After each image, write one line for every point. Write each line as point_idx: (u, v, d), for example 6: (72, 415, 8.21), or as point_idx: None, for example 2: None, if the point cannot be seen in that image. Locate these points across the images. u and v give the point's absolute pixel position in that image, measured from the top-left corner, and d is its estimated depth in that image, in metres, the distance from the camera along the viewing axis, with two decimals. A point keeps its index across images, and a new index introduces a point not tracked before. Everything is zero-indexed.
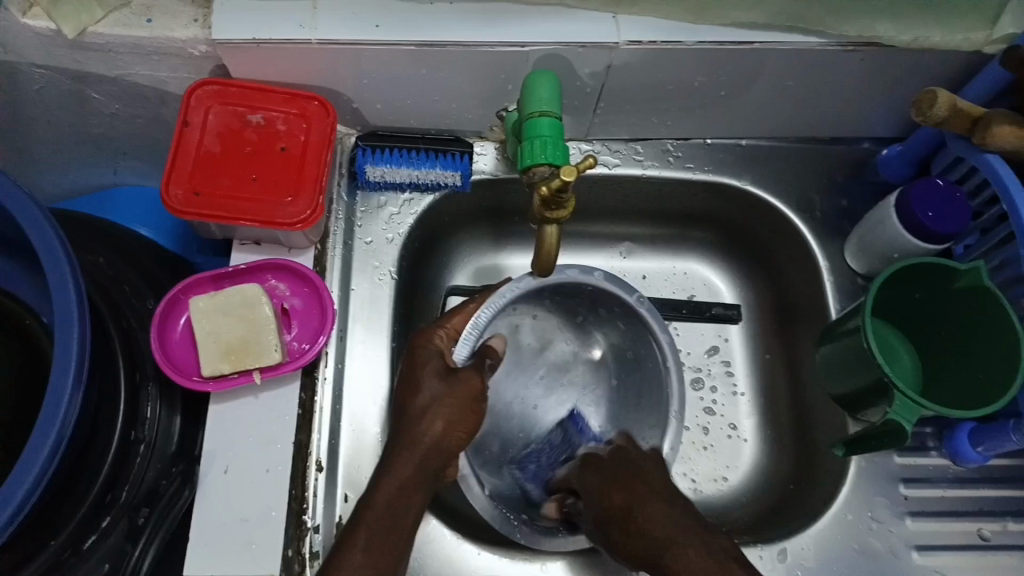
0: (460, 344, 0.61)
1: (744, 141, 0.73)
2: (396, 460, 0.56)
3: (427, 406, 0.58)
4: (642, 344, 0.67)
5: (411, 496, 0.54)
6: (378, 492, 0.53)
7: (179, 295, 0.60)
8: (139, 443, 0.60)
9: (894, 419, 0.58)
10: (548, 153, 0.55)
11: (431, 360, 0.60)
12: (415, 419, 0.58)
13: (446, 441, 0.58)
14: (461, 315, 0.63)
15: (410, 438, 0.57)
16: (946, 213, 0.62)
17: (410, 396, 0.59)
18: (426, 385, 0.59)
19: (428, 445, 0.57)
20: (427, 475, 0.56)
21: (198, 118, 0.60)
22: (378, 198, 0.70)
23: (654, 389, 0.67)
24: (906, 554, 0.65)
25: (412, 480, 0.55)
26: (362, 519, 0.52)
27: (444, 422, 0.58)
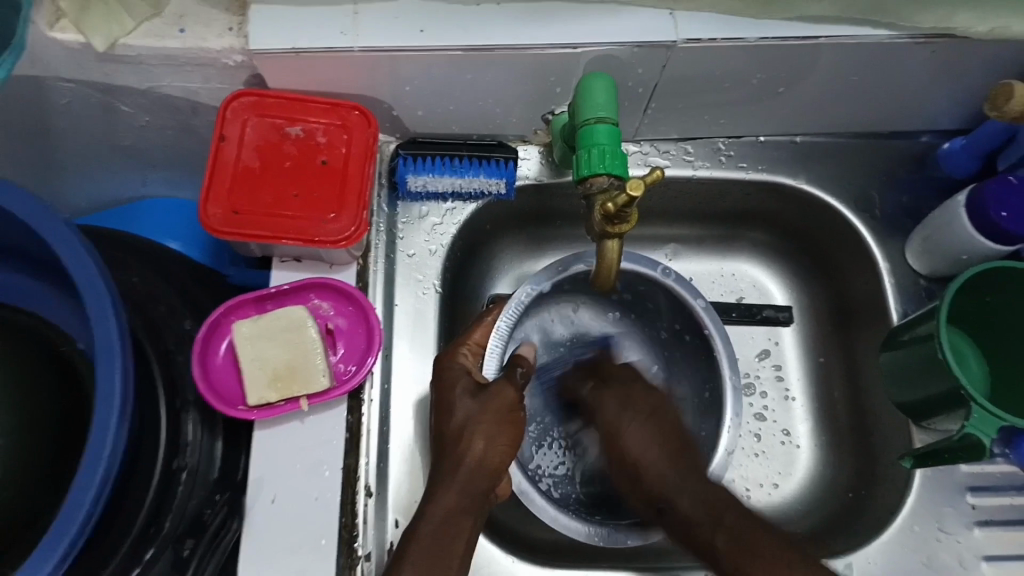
0: (487, 362, 0.59)
1: (798, 137, 0.70)
2: (438, 489, 0.52)
3: (462, 427, 0.55)
4: (680, 322, 0.65)
5: (457, 524, 0.51)
6: (424, 519, 0.51)
7: (221, 318, 0.58)
8: (182, 471, 0.58)
9: (970, 433, 0.55)
10: (607, 163, 0.52)
11: (460, 380, 0.58)
12: (452, 443, 0.55)
13: (490, 459, 0.54)
14: (484, 326, 0.62)
15: (451, 464, 0.54)
16: (1023, 212, 0.59)
17: (444, 421, 0.56)
18: (460, 405, 0.56)
19: (472, 464, 0.53)
20: (474, 501, 0.52)
21: (234, 132, 0.58)
22: (420, 208, 0.68)
23: (701, 368, 0.65)
24: (976, 566, 0.61)
25: (459, 507, 0.52)
26: (406, 554, 0.49)
27: (483, 440, 0.54)
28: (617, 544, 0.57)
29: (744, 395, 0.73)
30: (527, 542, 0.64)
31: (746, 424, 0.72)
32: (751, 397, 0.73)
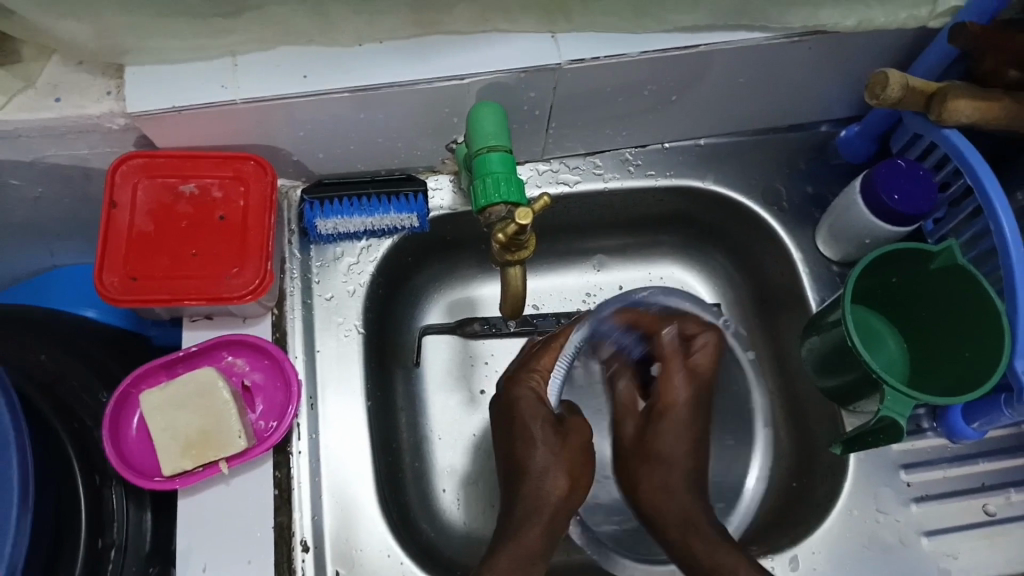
0: (552, 389, 0.53)
1: (702, 140, 0.72)
2: (520, 531, 0.51)
3: (545, 467, 0.51)
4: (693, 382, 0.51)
5: (534, 564, 0.51)
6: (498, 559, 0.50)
7: (129, 390, 0.56)
8: (110, 548, 0.57)
9: (887, 415, 0.56)
10: (502, 191, 0.52)
11: (535, 414, 0.53)
12: (533, 484, 0.52)
13: (573, 497, 0.51)
14: (551, 350, 0.55)
15: (534, 501, 0.51)
16: (913, 195, 0.60)
17: (523, 458, 0.53)
18: (540, 440, 0.52)
19: (553, 509, 0.51)
20: (557, 535, 0.51)
21: (125, 197, 0.57)
22: (334, 249, 0.67)
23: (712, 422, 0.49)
24: (916, 542, 0.62)
25: (540, 545, 0.51)
26: None
27: (568, 479, 0.51)
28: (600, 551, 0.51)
29: None
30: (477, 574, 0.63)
31: None
32: None
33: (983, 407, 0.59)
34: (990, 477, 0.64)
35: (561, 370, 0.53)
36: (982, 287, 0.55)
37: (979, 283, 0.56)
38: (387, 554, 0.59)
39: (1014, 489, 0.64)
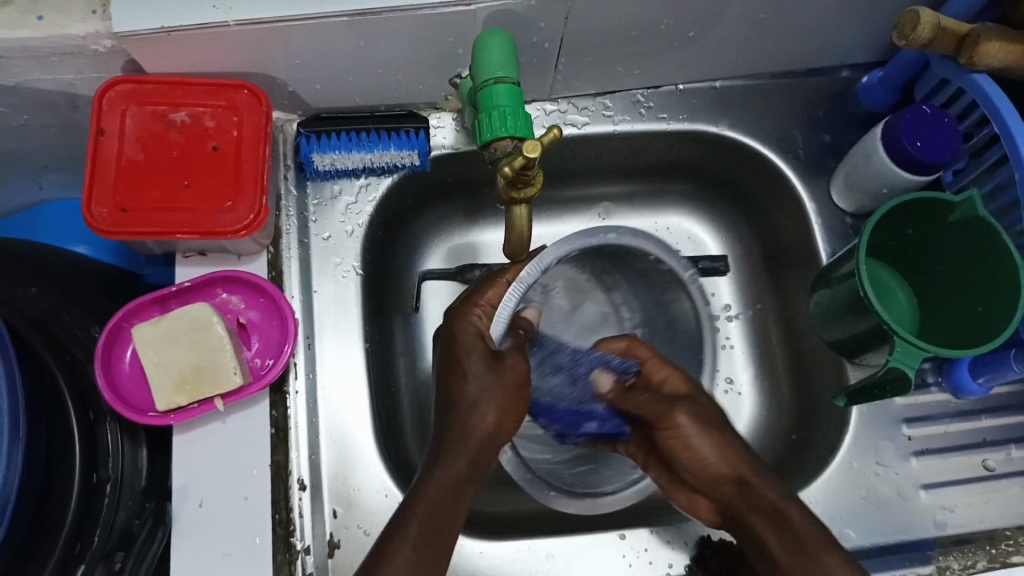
0: (496, 325, 0.51)
1: (718, 83, 0.68)
2: (447, 456, 0.48)
3: (478, 398, 0.49)
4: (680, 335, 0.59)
5: (462, 492, 0.47)
6: (429, 487, 0.47)
7: (122, 324, 0.55)
8: (104, 484, 0.56)
9: (896, 366, 0.55)
10: (509, 125, 0.50)
11: (471, 347, 0.50)
12: (463, 414, 0.49)
13: (500, 433, 0.50)
14: (500, 285, 0.54)
15: (461, 431, 0.49)
16: (936, 142, 0.58)
17: (454, 390, 0.50)
18: (473, 374, 0.50)
19: (483, 437, 0.49)
20: (483, 469, 0.49)
21: (113, 124, 0.54)
22: (332, 188, 0.64)
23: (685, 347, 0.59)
24: (915, 495, 0.62)
25: (468, 475, 0.48)
26: (410, 515, 0.45)
27: (496, 413, 0.49)
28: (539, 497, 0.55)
29: None
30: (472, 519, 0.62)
31: None
32: None
33: (992, 363, 0.59)
34: (993, 434, 0.63)
35: (507, 304, 0.51)
36: (1001, 241, 0.53)
37: (998, 236, 0.54)
38: (385, 496, 0.59)
39: (1016, 445, 0.63)
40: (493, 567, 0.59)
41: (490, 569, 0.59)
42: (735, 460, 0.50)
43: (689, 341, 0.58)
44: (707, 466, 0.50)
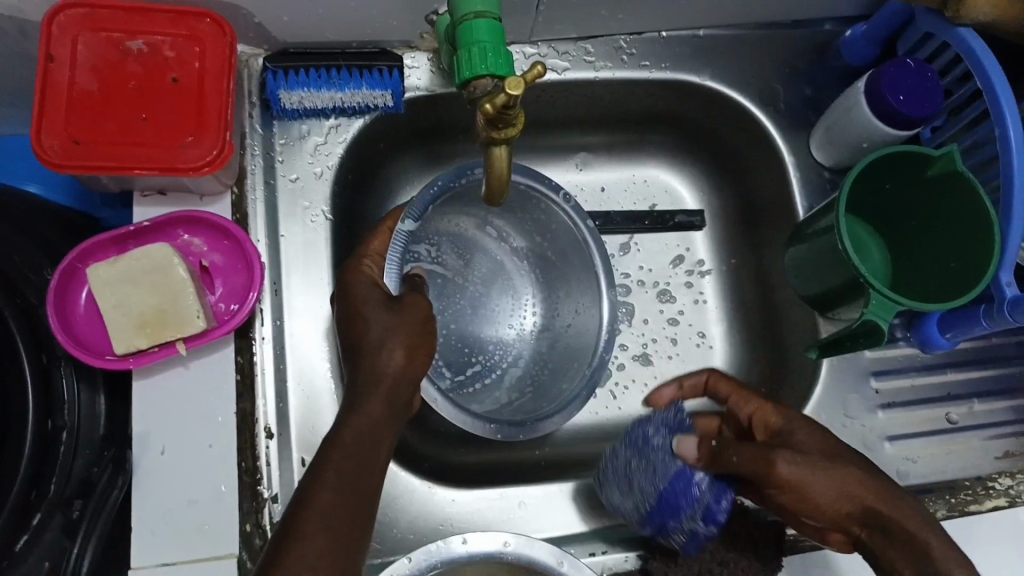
0: (388, 272, 0.53)
1: (702, 31, 0.66)
2: (362, 397, 0.47)
3: (381, 339, 0.49)
4: (571, 254, 0.65)
5: (381, 432, 0.47)
6: (348, 428, 0.46)
7: (76, 265, 0.53)
8: (61, 431, 0.54)
9: (871, 319, 0.55)
10: (489, 63, 0.48)
11: (368, 295, 0.51)
12: (369, 359, 0.49)
13: (412, 369, 0.49)
14: (383, 233, 0.55)
15: (371, 374, 0.48)
16: (919, 95, 0.57)
17: (357, 335, 0.50)
18: (374, 320, 0.50)
19: (394, 376, 0.48)
20: (399, 408, 0.48)
21: (65, 50, 0.50)
22: (300, 127, 0.61)
23: (580, 266, 0.64)
24: (878, 444, 0.63)
25: (387, 414, 0.47)
26: (330, 457, 0.44)
27: (405, 350, 0.49)
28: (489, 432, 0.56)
29: (659, 301, 0.72)
30: (444, 468, 0.62)
31: (660, 328, 0.71)
32: (664, 302, 0.72)
33: (962, 318, 0.60)
34: (958, 388, 0.65)
35: (396, 249, 0.54)
36: (977, 194, 0.54)
37: (974, 189, 0.54)
38: None
39: (978, 399, 0.65)
40: (466, 517, 0.58)
41: (462, 519, 0.58)
42: (855, 494, 0.49)
43: (582, 260, 0.64)
44: (832, 504, 0.49)
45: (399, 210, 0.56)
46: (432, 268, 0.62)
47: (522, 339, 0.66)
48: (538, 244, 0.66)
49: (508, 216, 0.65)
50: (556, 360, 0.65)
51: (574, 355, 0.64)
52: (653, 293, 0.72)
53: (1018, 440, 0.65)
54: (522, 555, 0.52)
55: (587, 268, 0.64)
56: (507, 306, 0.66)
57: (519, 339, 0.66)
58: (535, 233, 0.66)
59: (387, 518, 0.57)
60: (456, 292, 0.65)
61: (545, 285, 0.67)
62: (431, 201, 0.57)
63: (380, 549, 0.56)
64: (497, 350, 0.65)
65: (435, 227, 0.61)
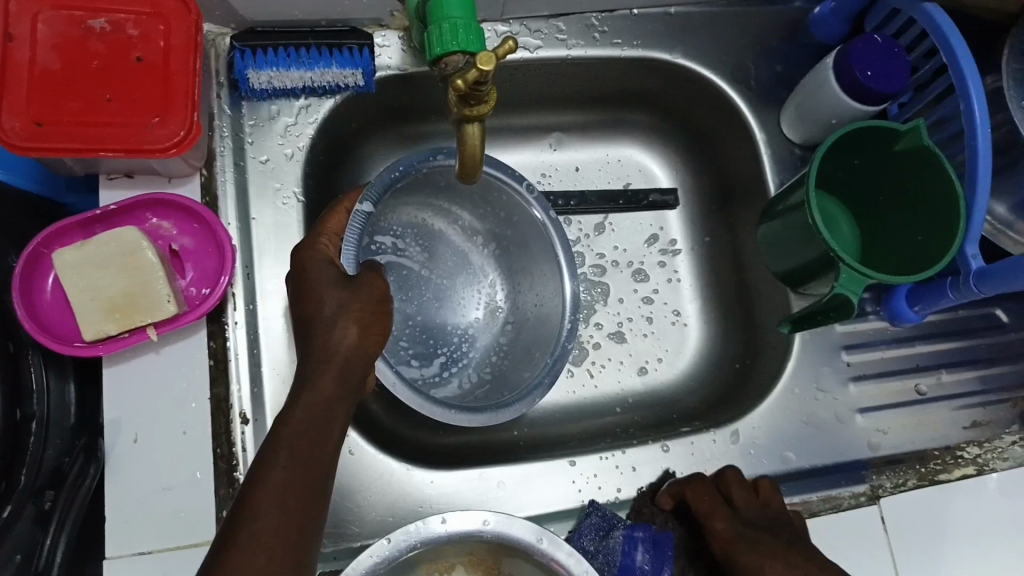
0: (343, 253, 0.52)
1: (672, 9, 0.66)
2: (313, 375, 0.46)
3: (335, 316, 0.48)
4: (532, 241, 0.64)
5: (333, 410, 0.45)
6: (298, 407, 0.45)
7: (41, 250, 0.51)
8: (30, 420, 0.53)
9: (841, 294, 0.55)
10: (460, 39, 0.47)
11: (323, 274, 0.50)
12: (322, 337, 0.47)
13: (364, 349, 0.48)
14: (340, 213, 0.54)
15: (323, 352, 0.47)
16: (887, 70, 0.58)
17: (310, 312, 0.49)
18: (329, 297, 0.49)
19: (345, 355, 0.47)
20: (353, 387, 0.47)
21: (23, 29, 0.49)
22: (270, 108, 0.60)
23: (541, 253, 0.64)
24: (851, 418, 0.64)
25: (338, 392, 0.46)
26: (281, 438, 0.43)
27: (359, 328, 0.48)
28: (450, 421, 0.54)
29: (634, 281, 0.73)
30: (423, 449, 0.62)
31: (636, 308, 0.72)
32: (639, 282, 0.73)
33: (928, 293, 0.61)
34: (926, 359, 0.66)
35: (353, 231, 0.53)
36: (944, 168, 0.54)
37: (941, 164, 0.54)
38: None
39: (946, 370, 0.66)
40: (447, 499, 0.58)
41: (443, 502, 0.58)
42: None
43: (542, 246, 0.63)
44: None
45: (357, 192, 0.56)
46: (394, 261, 0.64)
47: (488, 328, 0.66)
48: (501, 236, 0.67)
49: (470, 208, 0.65)
50: (520, 346, 0.65)
51: (536, 343, 0.63)
52: (629, 273, 0.73)
53: (985, 410, 0.66)
54: (502, 534, 0.52)
55: (548, 254, 0.63)
56: (471, 294, 0.67)
57: (485, 330, 0.66)
58: (497, 225, 0.66)
59: (365, 501, 0.57)
60: (421, 284, 0.65)
61: (510, 276, 0.67)
62: (388, 185, 0.56)
63: (359, 531, 0.57)
64: (462, 337, 0.66)
65: (394, 220, 0.63)
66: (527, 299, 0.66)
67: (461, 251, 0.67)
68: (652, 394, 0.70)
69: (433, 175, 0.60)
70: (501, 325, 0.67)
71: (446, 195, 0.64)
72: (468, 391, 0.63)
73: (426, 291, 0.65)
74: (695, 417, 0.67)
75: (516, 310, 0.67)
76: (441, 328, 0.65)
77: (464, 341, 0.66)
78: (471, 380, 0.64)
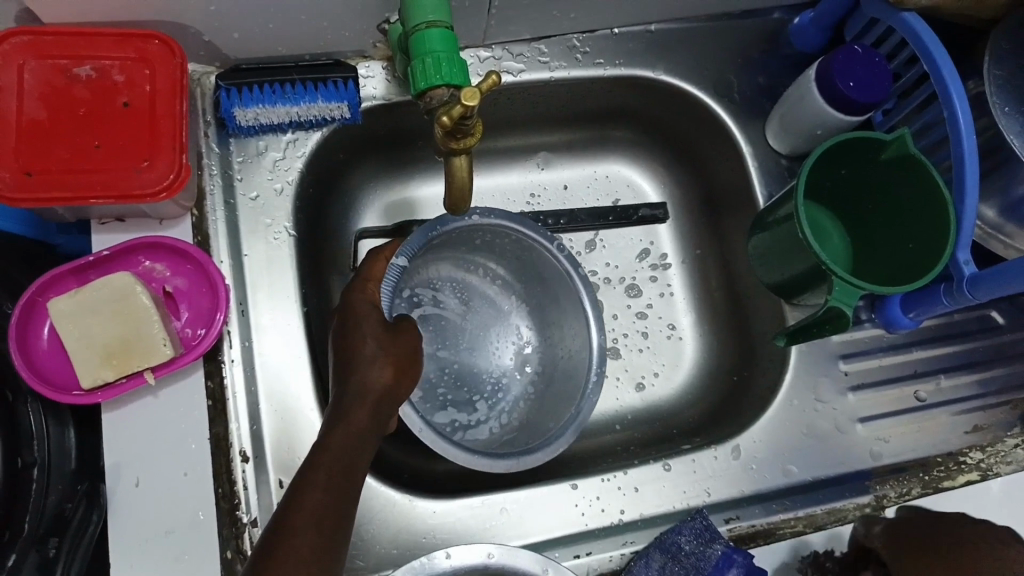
0: (382, 296, 0.54)
1: (653, 26, 0.66)
2: (350, 408, 0.48)
3: (374, 354, 0.51)
4: (562, 295, 0.65)
5: (366, 444, 0.47)
6: (335, 433, 0.47)
7: (35, 298, 0.52)
8: (31, 467, 0.52)
9: (835, 306, 0.56)
10: (444, 73, 0.47)
11: (367, 315, 0.53)
12: (358, 375, 0.50)
13: (397, 387, 0.51)
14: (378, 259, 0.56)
15: (358, 387, 0.49)
16: (869, 81, 0.58)
17: (350, 351, 0.51)
18: (371, 335, 0.52)
19: (380, 392, 0.49)
20: (383, 420, 0.49)
21: (10, 80, 0.49)
22: (257, 143, 0.60)
23: (570, 306, 0.64)
24: (852, 428, 0.65)
25: (369, 425, 0.48)
26: (316, 464, 0.45)
27: (394, 367, 0.51)
28: (468, 463, 0.54)
29: (628, 296, 0.73)
30: (425, 478, 0.62)
31: (631, 323, 0.72)
32: (633, 297, 0.73)
33: (923, 299, 0.61)
34: (923, 365, 0.67)
35: (391, 278, 0.55)
36: (931, 176, 0.55)
37: (929, 172, 0.55)
38: None
39: (943, 374, 0.67)
40: (449, 529, 0.58)
41: (445, 533, 0.58)
42: None
43: (571, 299, 0.64)
44: None
45: (394, 245, 0.58)
46: (432, 312, 0.66)
47: (520, 376, 0.67)
48: (534, 290, 0.67)
49: (503, 262, 0.67)
50: (549, 395, 0.65)
51: (563, 393, 0.63)
52: (622, 288, 0.73)
53: (985, 414, 0.66)
54: (507, 565, 0.53)
55: (576, 307, 0.63)
56: (503, 343, 0.68)
57: (517, 380, 0.67)
58: (530, 281, 0.67)
59: (368, 534, 0.57)
60: (457, 333, 0.67)
61: (543, 327, 0.68)
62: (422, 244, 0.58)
63: (365, 566, 0.56)
64: (495, 386, 0.66)
65: (431, 273, 0.65)
66: (556, 349, 0.67)
67: (494, 302, 0.68)
68: (651, 410, 0.70)
69: (470, 234, 0.63)
70: (533, 372, 0.67)
71: (480, 250, 0.65)
72: (496, 436, 0.63)
73: (459, 339, 0.67)
74: (696, 432, 0.67)
75: (546, 361, 0.67)
76: (474, 376, 0.66)
77: (495, 389, 0.66)
78: (501, 427, 0.64)
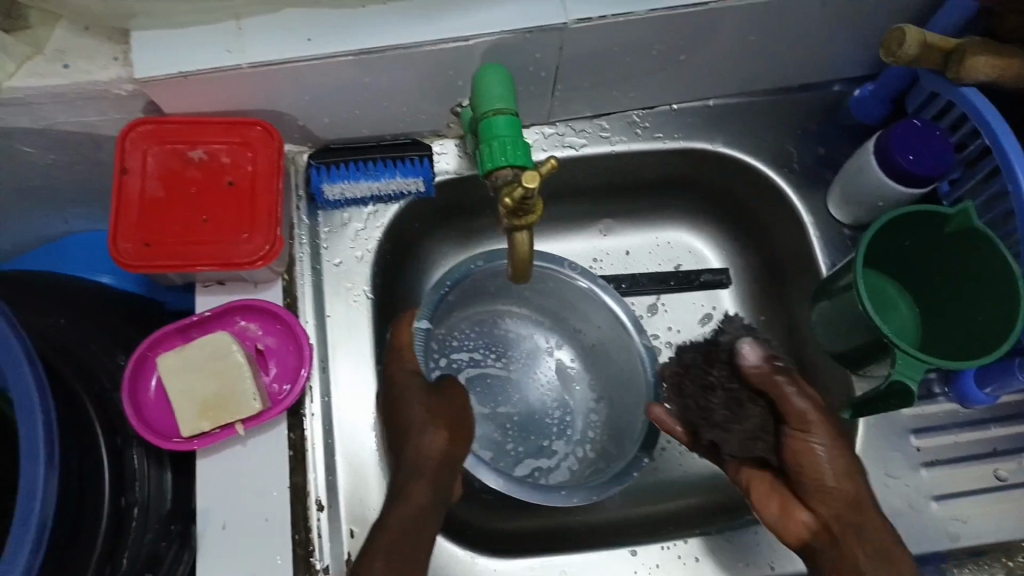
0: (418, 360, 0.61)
1: (711, 101, 0.69)
2: (407, 484, 0.55)
3: (421, 424, 0.57)
4: (591, 314, 0.69)
5: (426, 515, 0.54)
6: (394, 510, 0.53)
7: (146, 352, 0.58)
8: (132, 507, 0.57)
9: (897, 380, 0.55)
10: (509, 155, 0.51)
11: (408, 384, 0.59)
12: (412, 447, 0.57)
13: (451, 453, 0.57)
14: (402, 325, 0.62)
15: (413, 459, 0.56)
16: (928, 153, 0.59)
17: (403, 423, 0.58)
18: (417, 407, 0.58)
19: (433, 460, 0.56)
20: (443, 488, 0.56)
21: (136, 163, 0.57)
22: (341, 215, 0.67)
23: (603, 324, 0.68)
24: (925, 506, 0.63)
25: (429, 497, 0.54)
26: (377, 542, 0.51)
27: (445, 435, 0.57)
28: (567, 501, 0.58)
29: None
30: (487, 536, 0.64)
31: None
32: None
33: (998, 372, 0.60)
34: (1002, 443, 0.64)
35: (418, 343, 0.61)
36: (998, 250, 0.55)
37: (995, 246, 0.55)
38: None
39: None
40: None
41: None
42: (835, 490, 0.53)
43: (598, 313, 0.68)
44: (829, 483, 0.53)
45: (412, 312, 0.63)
46: (473, 372, 0.69)
47: (573, 403, 0.70)
48: (557, 313, 0.71)
49: (519, 299, 0.71)
50: (614, 414, 0.68)
51: (628, 402, 0.67)
52: None
53: None
54: None
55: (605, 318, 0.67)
56: (553, 380, 0.71)
57: (575, 406, 0.70)
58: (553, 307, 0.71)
59: None
60: (506, 386, 0.70)
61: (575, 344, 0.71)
62: (439, 301, 0.63)
63: None
64: (556, 417, 0.70)
65: (457, 328, 0.69)
66: (605, 366, 0.70)
67: (530, 339, 0.72)
68: (713, 478, 0.70)
69: (483, 278, 0.67)
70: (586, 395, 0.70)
71: (497, 293, 0.69)
72: (579, 469, 0.67)
73: (511, 392, 0.69)
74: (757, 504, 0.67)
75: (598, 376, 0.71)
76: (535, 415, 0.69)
77: (558, 423, 0.69)
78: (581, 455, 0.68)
